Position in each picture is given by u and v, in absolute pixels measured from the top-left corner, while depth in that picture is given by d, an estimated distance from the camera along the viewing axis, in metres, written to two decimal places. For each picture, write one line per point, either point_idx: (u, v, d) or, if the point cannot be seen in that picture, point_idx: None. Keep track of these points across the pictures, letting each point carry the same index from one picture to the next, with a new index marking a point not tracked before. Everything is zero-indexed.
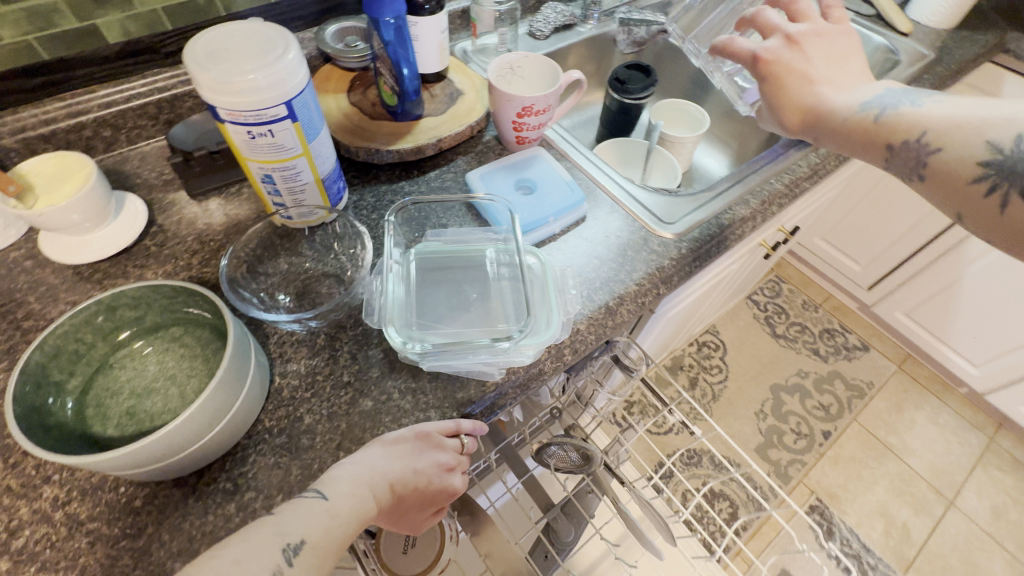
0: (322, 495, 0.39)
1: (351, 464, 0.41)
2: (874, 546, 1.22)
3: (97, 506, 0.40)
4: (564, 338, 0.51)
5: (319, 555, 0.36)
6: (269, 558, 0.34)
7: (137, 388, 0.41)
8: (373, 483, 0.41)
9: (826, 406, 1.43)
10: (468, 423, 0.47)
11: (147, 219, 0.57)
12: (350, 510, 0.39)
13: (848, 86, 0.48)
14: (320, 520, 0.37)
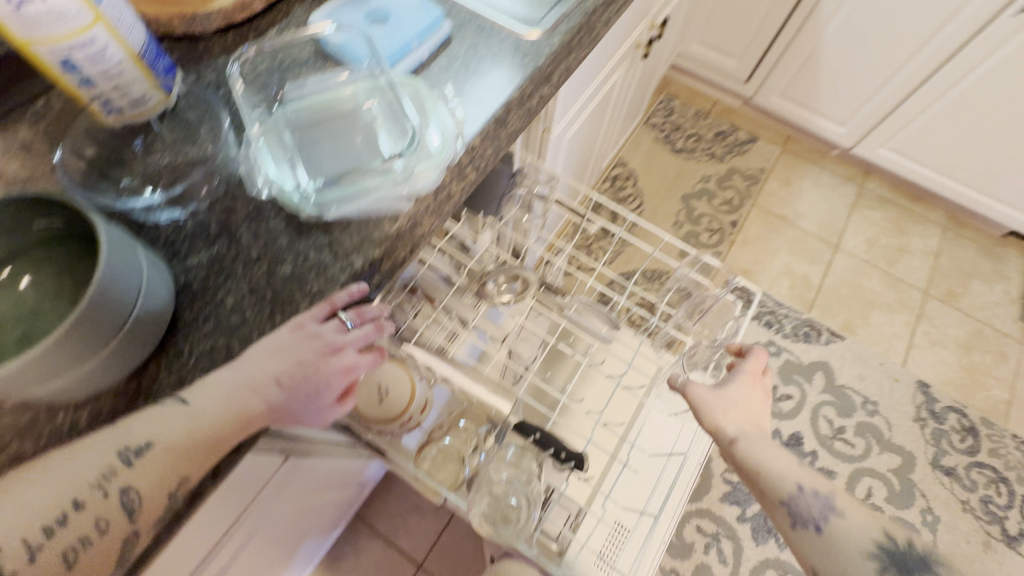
0: (185, 401, 0.37)
1: (227, 368, 0.39)
2: (784, 299, 1.46)
3: (40, 440, 0.38)
4: (462, 156, 0.52)
5: (168, 458, 0.35)
6: (99, 461, 0.33)
7: (23, 316, 0.37)
8: (253, 380, 0.39)
9: (730, 200, 1.59)
10: (342, 296, 0.43)
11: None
12: (217, 412, 0.37)
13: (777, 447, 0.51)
14: (178, 424, 0.36)
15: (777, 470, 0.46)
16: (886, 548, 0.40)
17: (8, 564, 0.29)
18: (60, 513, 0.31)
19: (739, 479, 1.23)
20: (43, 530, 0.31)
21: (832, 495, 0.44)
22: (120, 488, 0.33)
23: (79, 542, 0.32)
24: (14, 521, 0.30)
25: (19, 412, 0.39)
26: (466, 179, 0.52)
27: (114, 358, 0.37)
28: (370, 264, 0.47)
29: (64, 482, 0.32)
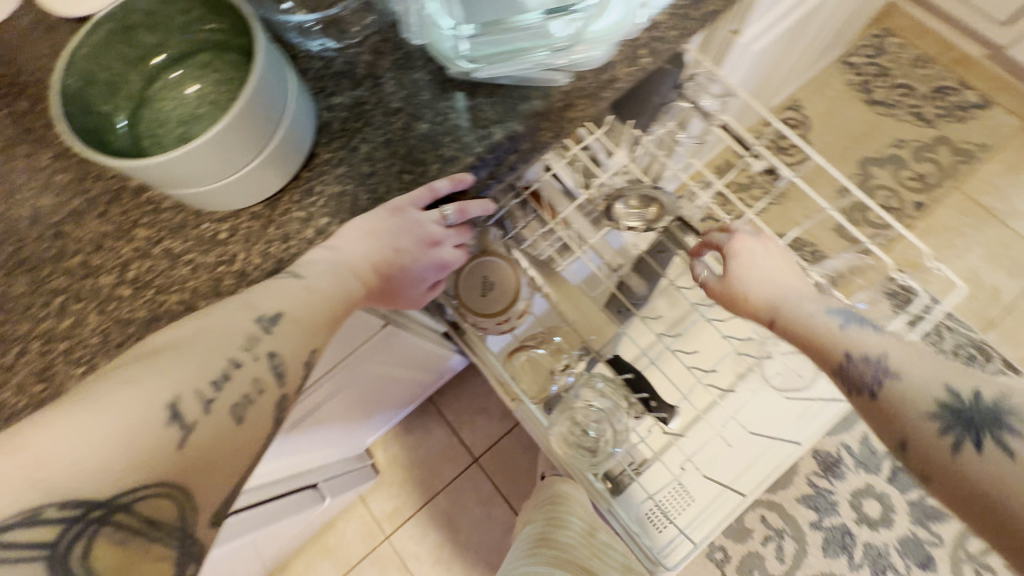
0: (296, 276, 0.36)
1: (327, 250, 0.38)
2: (956, 309, 1.19)
3: (188, 241, 0.41)
4: (640, 31, 0.43)
5: (298, 327, 0.34)
6: (239, 328, 0.32)
7: (184, 117, 0.38)
8: (353, 264, 0.38)
9: (924, 176, 1.28)
10: (442, 183, 0.40)
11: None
12: (331, 292, 0.36)
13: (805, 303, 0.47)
14: (297, 296, 0.35)
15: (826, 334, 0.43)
16: (958, 412, 0.34)
17: (187, 415, 0.28)
18: (220, 372, 0.30)
19: (825, 486, 1.11)
20: (210, 385, 0.30)
21: (885, 356, 0.39)
22: (267, 353, 0.33)
23: (242, 400, 0.31)
24: (174, 383, 0.29)
25: (174, 211, 0.42)
26: (637, 64, 0.44)
27: (253, 176, 0.38)
28: (510, 139, 0.42)
29: (207, 350, 0.31)
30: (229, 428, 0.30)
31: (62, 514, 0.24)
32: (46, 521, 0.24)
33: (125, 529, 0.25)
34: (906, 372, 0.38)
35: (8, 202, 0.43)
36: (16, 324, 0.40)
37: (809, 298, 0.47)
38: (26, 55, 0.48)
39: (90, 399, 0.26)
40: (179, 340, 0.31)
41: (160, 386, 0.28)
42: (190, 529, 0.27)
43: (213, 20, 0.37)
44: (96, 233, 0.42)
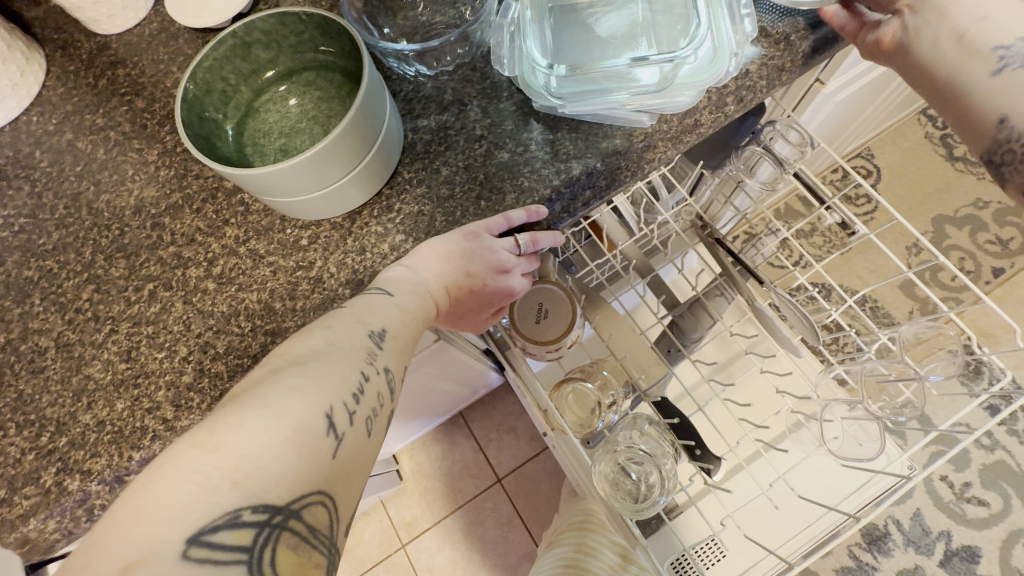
0: (387, 293, 0.36)
1: (406, 268, 0.38)
2: None
3: (272, 244, 0.43)
4: (728, 79, 0.42)
5: (404, 344, 0.35)
6: (359, 342, 0.32)
7: (283, 130, 0.41)
8: (428, 285, 0.38)
9: (1004, 241, 1.21)
10: (518, 213, 0.40)
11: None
12: (419, 311, 0.37)
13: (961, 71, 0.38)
14: (394, 313, 0.35)
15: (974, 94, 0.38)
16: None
17: (339, 425, 0.27)
18: (358, 383, 0.30)
19: (868, 561, 1.03)
20: (353, 395, 0.29)
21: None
22: (385, 368, 0.32)
23: (374, 411, 0.30)
24: (326, 394, 0.28)
25: (262, 214, 0.44)
26: (722, 111, 0.43)
27: (343, 189, 0.40)
28: (587, 175, 0.42)
29: (341, 361, 0.30)
30: (365, 440, 0.29)
31: (256, 517, 0.23)
32: (242, 523, 0.23)
33: (298, 535, 0.24)
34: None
35: (117, 191, 0.47)
36: (111, 304, 0.43)
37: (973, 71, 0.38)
38: (149, 58, 0.52)
39: (265, 403, 0.26)
40: (313, 351, 0.30)
41: (316, 394, 0.27)
42: (338, 538, 0.26)
43: (321, 43, 0.40)
44: (190, 228, 0.45)
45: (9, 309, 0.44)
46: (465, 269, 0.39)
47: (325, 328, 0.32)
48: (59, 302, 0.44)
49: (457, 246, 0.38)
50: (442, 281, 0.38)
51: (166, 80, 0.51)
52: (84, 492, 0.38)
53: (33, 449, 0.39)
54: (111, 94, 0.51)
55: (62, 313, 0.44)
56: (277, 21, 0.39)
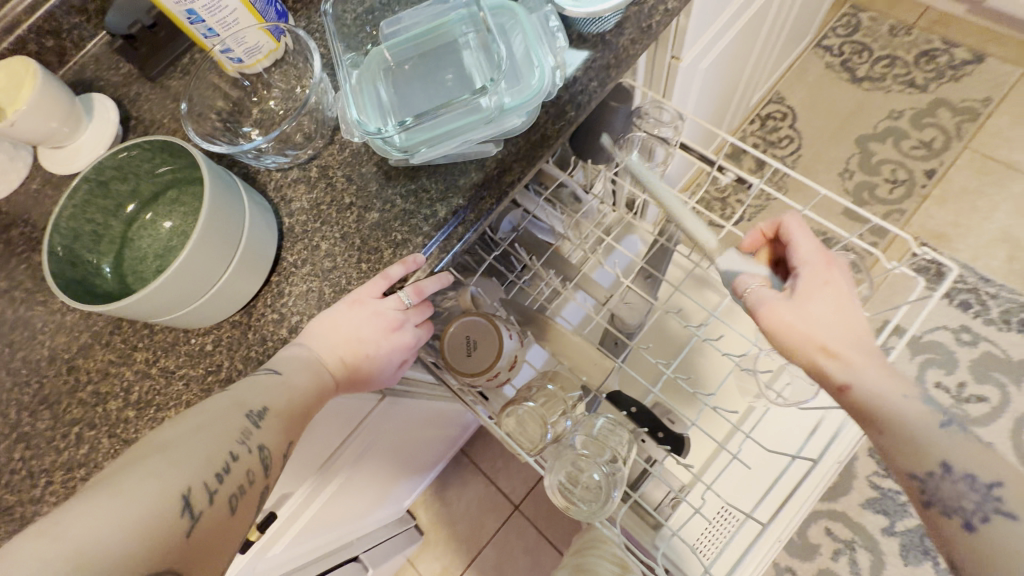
0: (276, 372, 0.38)
1: (299, 346, 0.40)
2: (996, 274, 1.12)
3: (180, 357, 0.45)
4: (559, 92, 0.45)
5: (284, 419, 0.37)
6: (233, 423, 0.34)
7: (159, 250, 0.43)
8: (321, 357, 0.40)
9: (928, 143, 1.24)
10: (397, 269, 0.42)
11: (118, 113, 0.55)
12: (309, 386, 0.38)
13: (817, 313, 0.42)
14: (279, 391, 0.37)
15: (881, 404, 0.39)
16: None
17: (197, 504, 0.29)
18: (223, 463, 0.32)
19: (891, 486, 1.03)
20: (215, 476, 0.31)
21: (979, 469, 0.35)
22: (257, 446, 0.34)
23: (239, 490, 0.32)
24: (186, 473, 0.30)
25: (166, 331, 0.46)
26: (564, 119, 0.46)
27: (224, 290, 0.42)
28: (454, 214, 0.44)
29: (210, 441, 0.33)
30: (227, 518, 0.31)
31: None
32: None
33: None
34: (973, 468, 0.36)
35: (30, 346, 0.49)
36: (43, 457, 0.44)
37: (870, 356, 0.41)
38: (39, 210, 0.54)
39: (120, 483, 0.27)
40: (181, 435, 0.32)
41: (177, 475, 0.29)
42: None
43: (172, 164, 0.42)
44: (102, 364, 0.46)
45: None
46: (355, 337, 0.41)
47: (199, 413, 0.34)
48: None
49: (343, 316, 0.41)
50: (335, 353, 0.41)
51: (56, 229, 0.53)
52: None
53: None
54: (9, 255, 0.53)
55: None
56: (124, 155, 0.41)
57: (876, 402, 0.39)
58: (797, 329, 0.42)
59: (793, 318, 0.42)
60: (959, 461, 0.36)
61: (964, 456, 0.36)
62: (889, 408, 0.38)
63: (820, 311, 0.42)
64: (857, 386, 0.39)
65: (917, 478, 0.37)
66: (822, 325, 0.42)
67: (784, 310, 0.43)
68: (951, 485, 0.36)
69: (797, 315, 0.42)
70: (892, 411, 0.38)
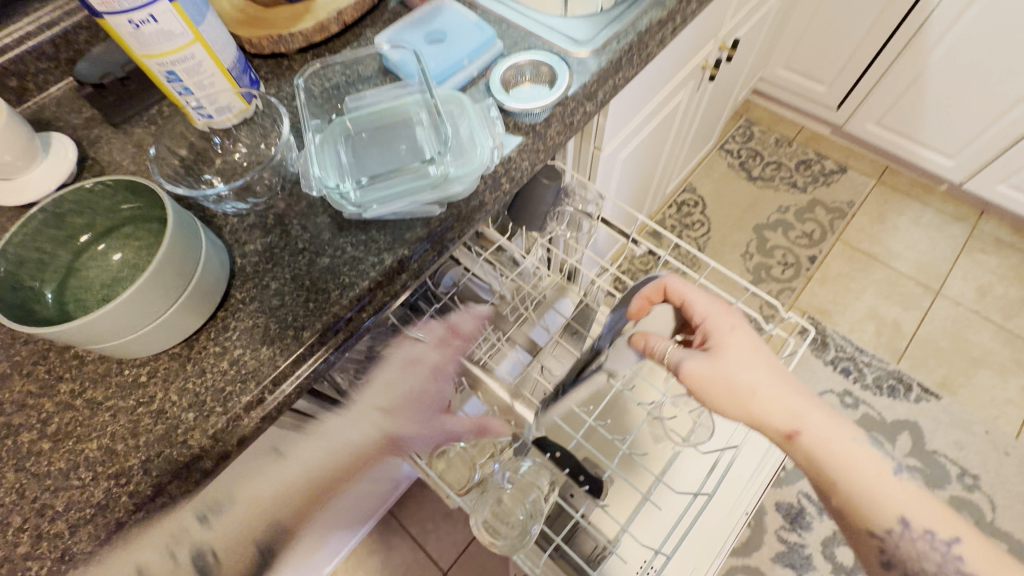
0: None
1: None
2: (868, 345, 1.31)
3: (109, 388, 0.45)
4: (497, 167, 0.53)
5: None
6: None
7: (106, 280, 0.44)
8: None
9: (810, 234, 1.47)
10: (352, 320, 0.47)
11: (77, 151, 0.57)
12: None
13: (752, 374, 0.50)
14: None
15: (830, 459, 0.47)
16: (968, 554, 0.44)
17: None
18: None
19: (796, 540, 1.11)
20: None
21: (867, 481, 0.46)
22: None
23: None
24: None
25: (98, 362, 0.46)
26: (499, 189, 0.54)
27: (170, 321, 0.43)
28: (399, 263, 0.50)
29: None
30: None
31: None
32: None
33: None
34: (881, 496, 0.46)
35: None
36: None
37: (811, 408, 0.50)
38: None
39: None
40: None
41: None
42: None
43: (132, 202, 0.45)
44: (20, 394, 0.45)
45: None
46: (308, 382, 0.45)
47: None
48: None
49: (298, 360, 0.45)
50: None
51: None
52: None
53: None
54: None
55: None
56: (87, 191, 0.44)
57: (838, 458, 0.47)
58: (772, 409, 0.49)
59: (749, 393, 0.50)
60: (913, 515, 0.45)
61: (911, 503, 0.46)
62: (860, 470, 0.47)
63: (749, 372, 0.51)
64: (818, 440, 0.48)
65: (876, 538, 0.46)
66: (778, 399, 0.49)
67: (726, 372, 0.51)
68: (911, 540, 0.45)
69: (741, 374, 0.51)
70: (848, 466, 0.47)
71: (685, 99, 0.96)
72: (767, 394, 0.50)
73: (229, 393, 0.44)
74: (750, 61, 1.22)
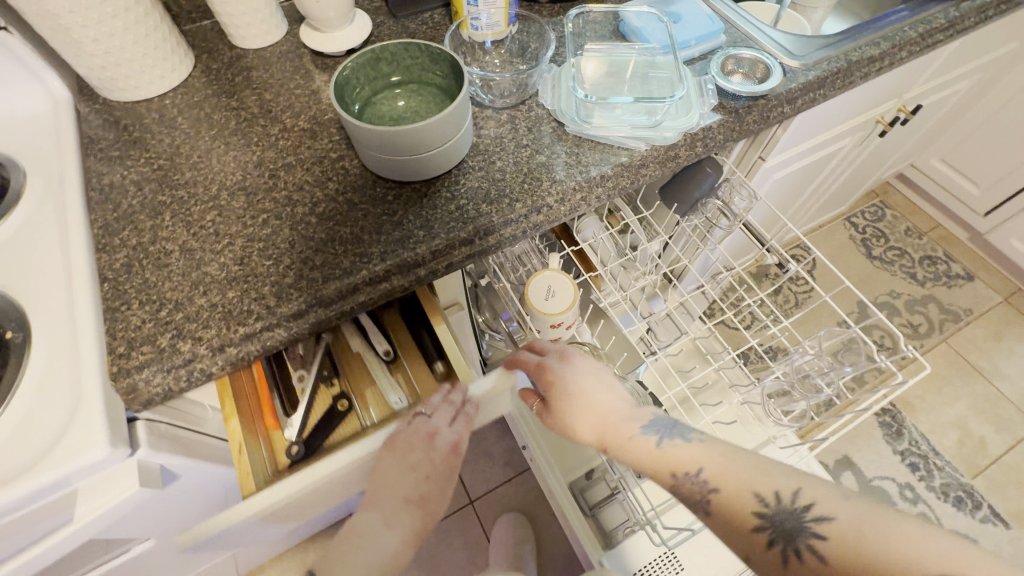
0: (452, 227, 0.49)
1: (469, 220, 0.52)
2: (945, 451, 1.27)
3: (364, 196, 0.58)
4: (699, 130, 0.62)
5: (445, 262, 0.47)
6: None
7: (393, 118, 0.58)
8: None
9: (915, 326, 1.45)
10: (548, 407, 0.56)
11: (368, 35, 0.71)
12: None
13: (563, 398, 0.53)
14: None
15: (656, 456, 0.47)
16: None
17: None
18: None
19: None
20: None
21: (703, 467, 0.44)
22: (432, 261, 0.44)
23: None
24: None
25: (359, 176, 0.59)
26: (695, 149, 0.62)
27: (429, 159, 0.55)
28: (601, 176, 0.59)
29: None
30: None
31: None
32: None
33: None
34: (721, 483, 0.42)
35: (242, 150, 0.62)
36: (230, 225, 0.56)
37: (629, 420, 0.51)
38: (279, 68, 0.70)
39: None
40: None
41: None
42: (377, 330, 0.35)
43: (444, 71, 0.58)
44: (299, 181, 0.59)
45: (142, 220, 0.56)
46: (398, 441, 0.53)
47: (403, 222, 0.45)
48: (188, 219, 0.56)
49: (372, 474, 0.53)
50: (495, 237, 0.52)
51: (287, 83, 0.68)
52: (192, 354, 0.48)
53: (153, 319, 0.50)
54: (246, 87, 0.68)
55: (187, 226, 0.56)
56: (403, 48, 0.57)
57: (648, 458, 0.47)
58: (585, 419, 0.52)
59: (574, 400, 0.52)
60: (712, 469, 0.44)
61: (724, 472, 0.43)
62: (658, 462, 0.46)
63: (565, 396, 0.53)
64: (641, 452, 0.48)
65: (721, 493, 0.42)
66: (598, 394, 0.53)
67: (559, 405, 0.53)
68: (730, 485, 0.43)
69: (574, 395, 0.53)
70: (686, 459, 0.45)
71: (848, 148, 1.01)
72: (589, 425, 0.51)
73: (452, 226, 0.55)
74: (914, 139, 1.23)
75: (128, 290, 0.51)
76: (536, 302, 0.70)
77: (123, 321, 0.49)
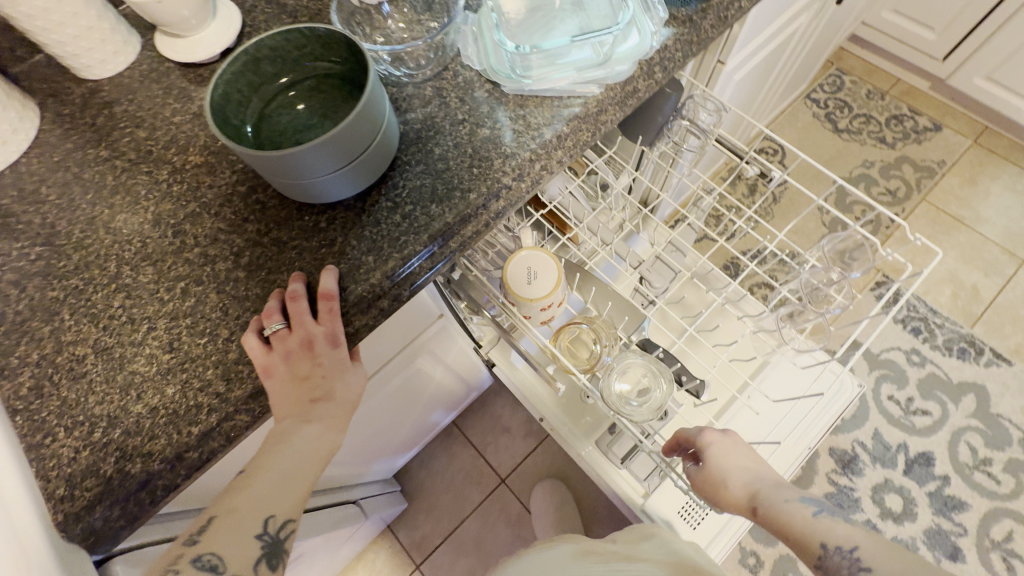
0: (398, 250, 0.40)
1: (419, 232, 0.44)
2: (942, 308, 1.29)
3: (292, 230, 0.48)
4: (653, 54, 0.54)
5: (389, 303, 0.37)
6: None
7: (297, 129, 0.47)
8: None
9: (894, 191, 1.42)
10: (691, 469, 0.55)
11: (239, 28, 0.58)
12: None
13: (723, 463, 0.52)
14: None
15: (801, 526, 0.44)
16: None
17: None
18: None
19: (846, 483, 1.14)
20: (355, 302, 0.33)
21: (854, 543, 0.40)
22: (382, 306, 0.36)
23: None
24: None
25: (279, 208, 0.50)
26: (654, 78, 0.54)
27: (353, 171, 0.45)
28: (557, 137, 0.51)
29: None
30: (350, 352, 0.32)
31: None
32: None
33: None
34: (875, 563, 0.38)
35: (132, 210, 0.51)
36: (145, 305, 0.47)
37: (785, 489, 0.48)
38: (145, 94, 0.57)
39: None
40: None
41: None
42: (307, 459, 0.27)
43: (340, 56, 0.47)
44: (211, 230, 0.49)
45: (38, 328, 0.46)
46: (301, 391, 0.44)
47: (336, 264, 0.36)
48: (92, 312, 0.47)
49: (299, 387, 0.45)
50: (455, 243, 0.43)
51: (161, 112, 0.56)
52: (147, 474, 0.41)
53: (88, 446, 0.41)
54: (112, 129, 0.56)
55: (93, 322, 0.46)
56: (282, 39, 0.46)
57: (795, 530, 0.44)
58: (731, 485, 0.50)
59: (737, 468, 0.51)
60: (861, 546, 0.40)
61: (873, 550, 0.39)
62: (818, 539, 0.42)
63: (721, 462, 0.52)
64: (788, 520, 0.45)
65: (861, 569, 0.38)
66: (747, 461, 0.52)
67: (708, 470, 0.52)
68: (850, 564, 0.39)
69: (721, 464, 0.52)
70: (838, 534, 0.41)
71: (804, 25, 0.92)
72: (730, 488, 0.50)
73: (404, 241, 0.47)
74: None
75: (46, 418, 0.43)
76: (518, 288, 0.63)
77: (53, 458, 0.41)
